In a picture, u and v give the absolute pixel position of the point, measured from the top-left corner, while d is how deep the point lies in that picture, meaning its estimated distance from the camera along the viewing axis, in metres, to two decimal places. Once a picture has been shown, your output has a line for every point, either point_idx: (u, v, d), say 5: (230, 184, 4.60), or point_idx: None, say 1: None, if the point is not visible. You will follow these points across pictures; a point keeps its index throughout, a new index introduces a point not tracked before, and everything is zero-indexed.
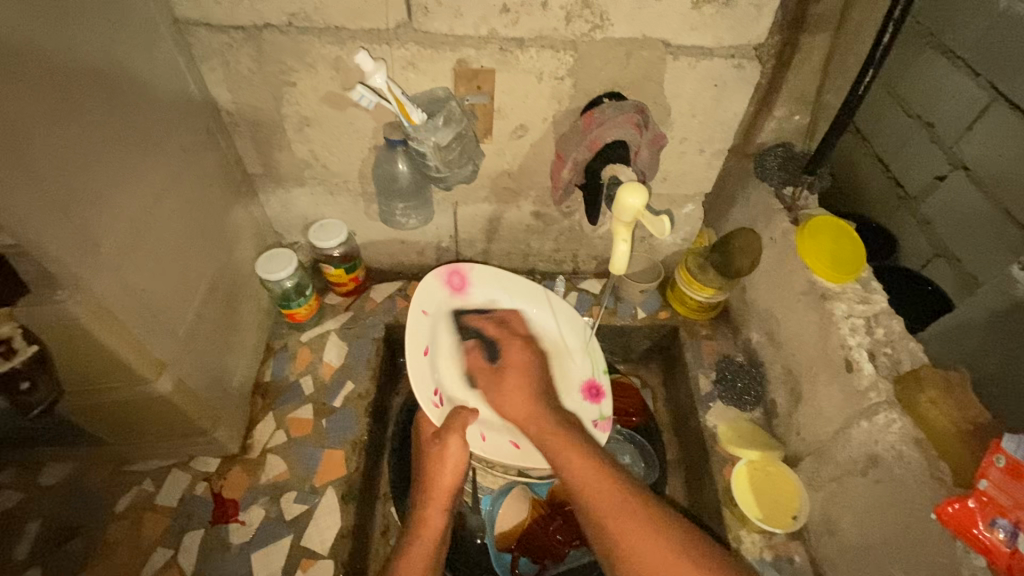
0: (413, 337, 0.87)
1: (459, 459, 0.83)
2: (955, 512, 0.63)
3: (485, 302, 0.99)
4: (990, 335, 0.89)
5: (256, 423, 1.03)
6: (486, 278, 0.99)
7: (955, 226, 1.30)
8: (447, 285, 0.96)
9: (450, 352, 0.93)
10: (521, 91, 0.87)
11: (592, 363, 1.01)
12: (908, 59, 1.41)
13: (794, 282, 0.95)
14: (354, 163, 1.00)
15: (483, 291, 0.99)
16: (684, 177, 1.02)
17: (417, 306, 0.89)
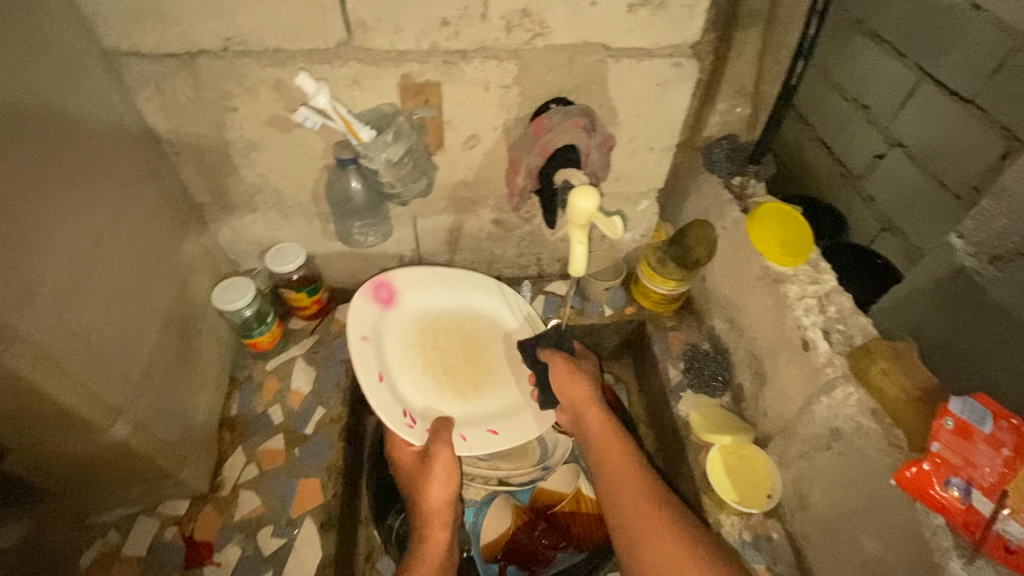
0: (365, 365, 0.92)
1: (447, 467, 0.89)
2: (913, 475, 0.66)
3: (416, 309, 1.04)
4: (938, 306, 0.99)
5: (225, 458, 1.00)
6: (406, 286, 1.04)
7: (899, 202, 1.33)
8: (378, 303, 1.00)
9: (401, 366, 0.97)
10: (469, 101, 0.87)
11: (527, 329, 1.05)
12: (838, 44, 1.45)
13: (748, 268, 0.98)
14: (306, 185, 0.98)
15: (409, 297, 1.04)
16: (636, 175, 1.04)
17: (357, 335, 0.94)
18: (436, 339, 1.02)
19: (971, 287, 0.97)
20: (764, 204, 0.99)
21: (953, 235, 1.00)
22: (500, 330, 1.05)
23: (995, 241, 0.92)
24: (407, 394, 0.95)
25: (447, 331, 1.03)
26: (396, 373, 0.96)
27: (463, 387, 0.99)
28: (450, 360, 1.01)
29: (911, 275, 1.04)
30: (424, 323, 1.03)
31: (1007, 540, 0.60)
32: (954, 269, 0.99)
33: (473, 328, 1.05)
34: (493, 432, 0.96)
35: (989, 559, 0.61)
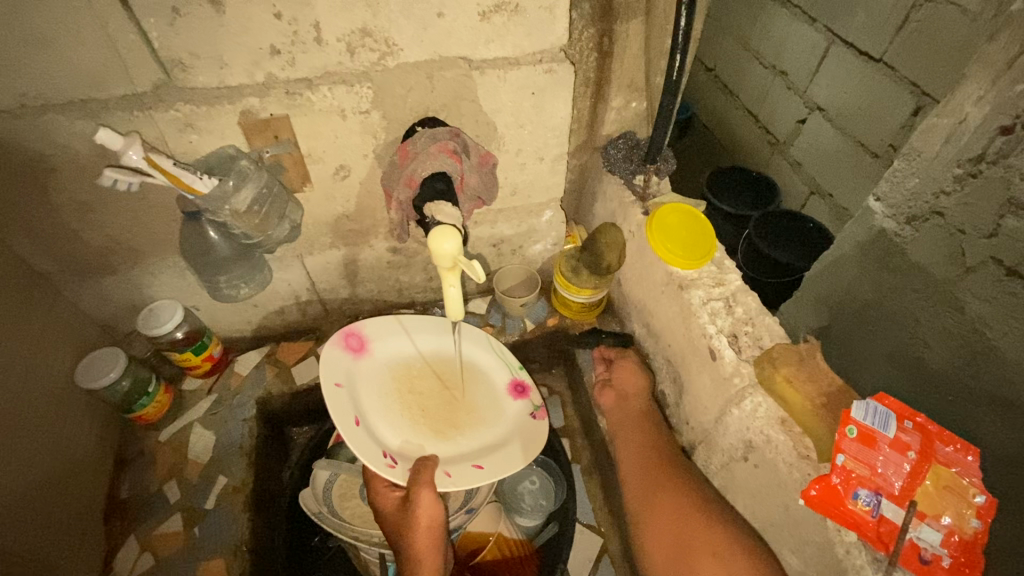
0: (337, 407, 0.82)
1: (433, 512, 0.78)
2: (825, 494, 0.62)
3: (389, 356, 0.96)
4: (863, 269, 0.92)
5: (115, 551, 0.90)
6: (377, 333, 0.96)
7: (828, 159, 1.84)
8: (348, 350, 0.92)
9: (377, 412, 0.88)
10: (327, 132, 0.78)
11: (507, 365, 1.00)
12: (758, 21, 2.02)
13: (655, 273, 0.94)
14: (165, 238, 0.88)
15: (384, 345, 0.97)
16: (532, 187, 0.98)
17: (329, 380, 0.85)
18: (413, 384, 0.95)
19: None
20: (662, 205, 0.95)
21: (869, 198, 0.90)
22: (481, 370, 1.00)
23: (910, 202, 0.83)
24: (386, 438, 0.86)
25: (425, 376, 0.96)
26: (372, 420, 0.87)
27: (446, 428, 0.91)
28: (430, 404, 0.93)
29: (842, 237, 0.95)
30: (399, 370, 0.96)
31: (920, 548, 0.60)
32: (875, 231, 0.89)
33: (450, 371, 0.98)
34: (478, 467, 0.86)
35: (905, 571, 0.59)
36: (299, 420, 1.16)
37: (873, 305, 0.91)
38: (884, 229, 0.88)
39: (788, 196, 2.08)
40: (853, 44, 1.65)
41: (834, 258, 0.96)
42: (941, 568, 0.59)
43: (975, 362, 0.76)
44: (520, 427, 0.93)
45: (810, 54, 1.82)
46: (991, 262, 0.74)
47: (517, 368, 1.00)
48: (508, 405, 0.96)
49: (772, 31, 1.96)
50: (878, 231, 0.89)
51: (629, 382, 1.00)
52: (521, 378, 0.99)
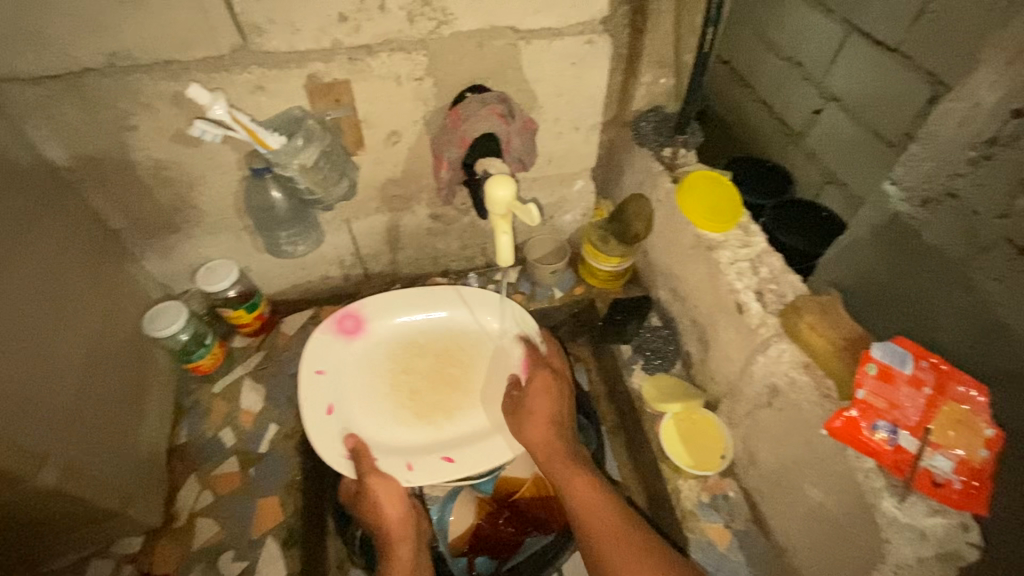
0: (310, 398, 0.92)
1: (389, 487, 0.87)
2: (844, 425, 0.68)
3: (386, 335, 1.02)
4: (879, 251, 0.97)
5: (178, 489, 0.97)
6: (375, 314, 1.02)
7: (842, 147, 1.89)
8: (342, 334, 1.00)
9: (357, 396, 0.96)
10: (383, 97, 0.85)
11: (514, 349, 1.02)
12: (776, 13, 2.06)
13: (683, 238, 0.99)
14: (226, 198, 0.95)
15: (381, 325, 1.03)
16: (566, 156, 1.04)
17: (310, 368, 0.94)
18: (405, 365, 1.00)
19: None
20: (692, 172, 1.01)
21: (885, 183, 0.94)
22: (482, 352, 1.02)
23: (924, 184, 0.86)
24: (362, 420, 0.94)
25: (420, 356, 1.01)
26: (351, 401, 0.95)
27: (430, 413, 0.96)
28: (417, 387, 0.99)
29: (853, 224, 1.01)
30: (394, 351, 1.01)
31: (933, 474, 0.65)
32: (889, 217, 0.94)
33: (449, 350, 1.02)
34: (447, 459, 0.91)
35: (920, 495, 0.65)
36: None
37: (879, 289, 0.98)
38: (899, 213, 0.92)
39: (805, 182, 2.12)
40: (871, 33, 1.69)
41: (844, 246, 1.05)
42: (953, 492, 0.64)
43: (991, 336, 0.80)
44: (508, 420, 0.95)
45: (827, 44, 1.86)
46: (1004, 244, 0.77)
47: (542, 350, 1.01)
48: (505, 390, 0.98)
49: (789, 21, 2.00)
50: (893, 216, 0.93)
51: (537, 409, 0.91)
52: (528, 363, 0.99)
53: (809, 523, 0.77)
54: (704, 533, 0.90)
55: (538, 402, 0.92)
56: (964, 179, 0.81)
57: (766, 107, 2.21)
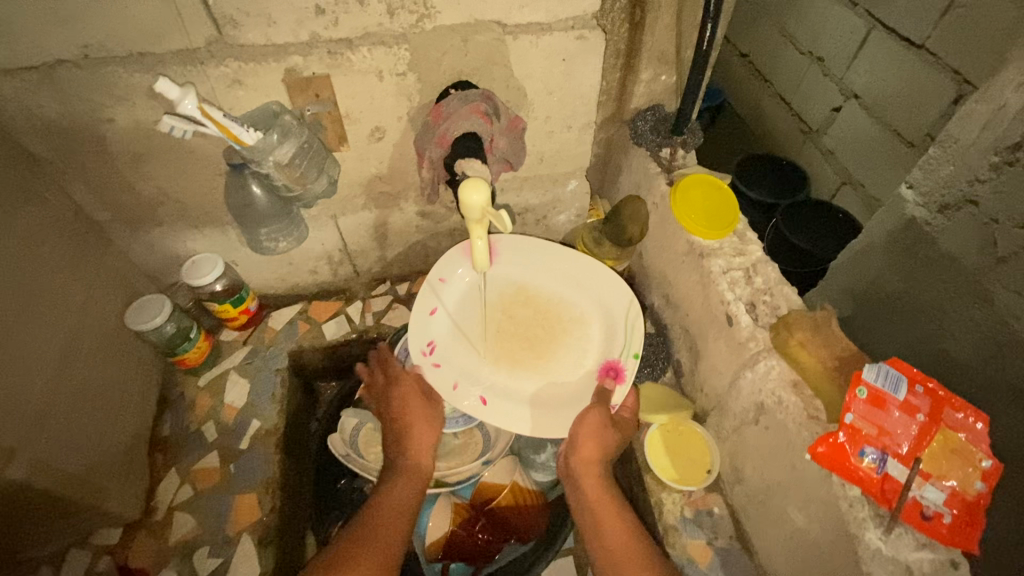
0: (422, 293, 0.95)
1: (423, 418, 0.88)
2: (828, 451, 0.65)
3: (511, 277, 1.00)
4: (887, 253, 1.05)
5: (158, 482, 0.97)
6: (511, 253, 1.01)
7: (860, 148, 1.83)
8: (476, 259, 0.99)
9: (459, 314, 0.96)
10: (365, 93, 0.82)
11: (618, 343, 0.91)
12: (795, 7, 1.99)
13: (676, 243, 0.96)
14: (209, 193, 0.94)
15: (511, 265, 1.00)
16: (559, 155, 1.01)
17: (434, 272, 0.96)
18: (514, 308, 0.97)
19: (920, 237, 1.00)
20: (687, 176, 0.97)
21: (902, 187, 1.03)
22: (586, 332, 0.95)
23: (943, 190, 0.94)
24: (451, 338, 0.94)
25: (532, 308, 0.97)
26: (451, 317, 0.96)
27: (510, 361, 0.92)
28: (514, 334, 0.95)
29: (868, 229, 1.10)
30: (511, 293, 0.99)
31: (922, 506, 0.62)
32: (904, 221, 1.02)
33: (557, 316, 0.96)
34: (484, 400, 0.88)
35: (906, 527, 0.62)
36: (327, 375, 1.22)
37: (901, 294, 1.03)
38: (912, 218, 1.01)
39: (819, 182, 2.05)
40: (895, 29, 1.62)
41: (856, 252, 1.13)
42: (942, 526, 0.61)
43: (1006, 351, 0.85)
44: (579, 402, 0.87)
45: (849, 40, 1.78)
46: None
47: (629, 354, 0.88)
48: (587, 378, 0.90)
49: (810, 15, 1.93)
50: (907, 220, 1.02)
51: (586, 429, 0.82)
52: (621, 364, 0.88)
53: (791, 547, 0.74)
54: (685, 550, 0.86)
55: (588, 445, 0.81)
56: (984, 186, 0.88)
57: (785, 104, 2.15)
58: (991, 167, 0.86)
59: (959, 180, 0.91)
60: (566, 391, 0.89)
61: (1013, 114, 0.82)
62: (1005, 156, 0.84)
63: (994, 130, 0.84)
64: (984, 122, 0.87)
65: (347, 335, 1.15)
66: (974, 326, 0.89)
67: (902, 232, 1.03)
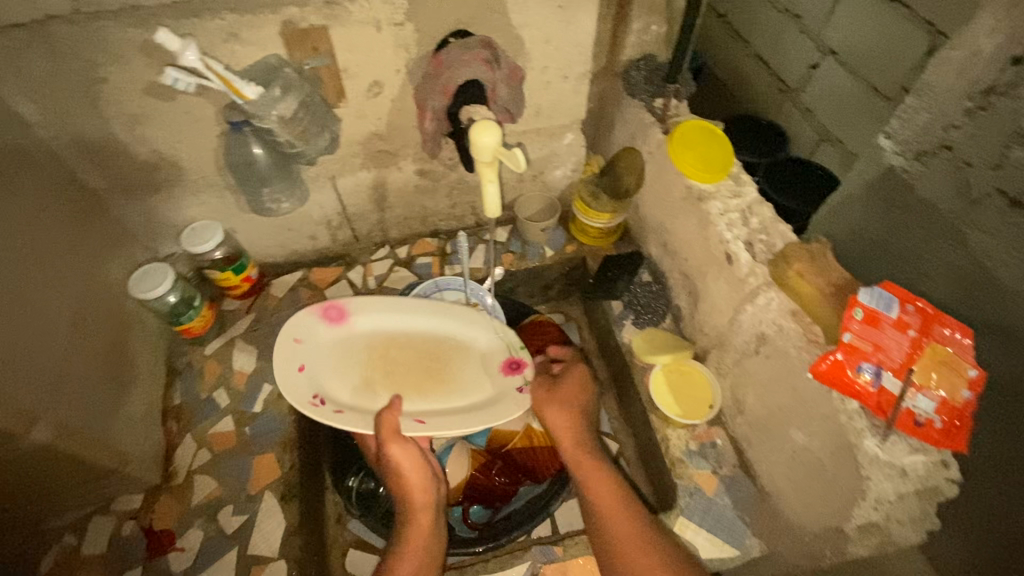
0: (282, 363, 0.87)
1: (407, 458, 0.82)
2: (828, 368, 0.69)
3: (368, 327, 0.96)
4: (867, 206, 1.02)
5: (175, 447, 0.98)
6: (359, 303, 0.96)
7: (837, 102, 1.87)
8: (326, 319, 0.94)
9: (333, 368, 0.91)
10: (362, 44, 0.82)
11: (506, 342, 0.95)
12: None
13: (673, 189, 0.98)
14: (206, 155, 0.92)
15: (364, 317, 0.96)
16: (555, 108, 1.02)
17: (287, 334, 0.90)
18: (390, 351, 0.94)
19: (898, 185, 0.96)
20: (683, 123, 0.98)
21: (880, 137, 0.99)
22: (469, 352, 0.96)
23: (920, 138, 0.91)
24: (336, 392, 0.89)
25: (407, 346, 0.95)
26: (324, 378, 0.90)
27: (411, 393, 0.90)
28: (403, 369, 0.93)
29: (846, 180, 1.06)
30: (378, 338, 0.95)
31: (915, 414, 0.66)
32: (883, 169, 0.99)
33: (436, 348, 0.95)
34: (418, 420, 0.85)
35: (901, 434, 0.66)
36: None
37: (885, 242, 1.00)
38: (891, 165, 0.97)
39: (800, 138, 2.09)
40: None
41: (837, 204, 1.09)
42: (933, 431, 0.66)
43: (975, 292, 0.84)
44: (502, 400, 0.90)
45: None
46: (997, 194, 0.80)
47: (519, 347, 0.95)
48: (494, 383, 0.92)
49: None
50: (886, 168, 0.98)
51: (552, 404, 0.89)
52: (519, 356, 0.94)
53: (794, 465, 0.79)
54: (692, 479, 0.92)
55: (550, 415, 0.89)
56: (958, 131, 0.84)
57: (763, 63, 2.16)
58: (965, 112, 0.83)
59: (934, 126, 0.88)
60: (479, 399, 0.91)
61: (990, 57, 0.79)
62: (977, 101, 0.81)
63: None
64: (959, 70, 0.84)
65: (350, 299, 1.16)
66: (951, 268, 0.88)
67: (880, 181, 0.99)
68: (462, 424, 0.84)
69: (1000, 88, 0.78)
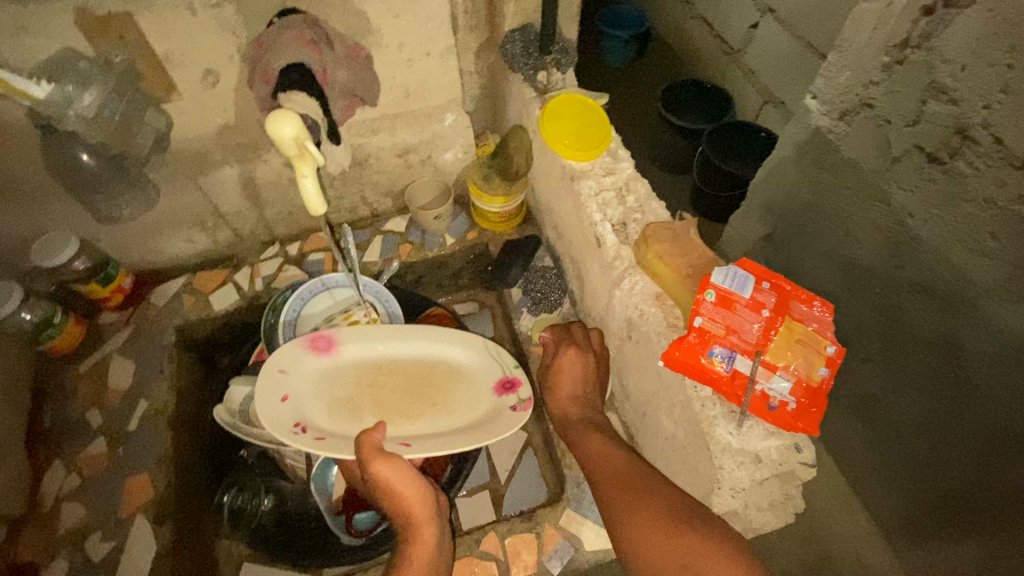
0: (265, 389, 0.83)
1: (400, 474, 0.72)
2: (681, 354, 0.65)
3: (359, 358, 0.93)
4: (800, 167, 1.06)
5: (42, 475, 0.92)
6: (348, 331, 0.93)
7: (775, 64, 1.81)
8: (313, 349, 0.90)
9: (319, 400, 0.87)
10: (178, 29, 0.74)
11: (498, 363, 0.91)
12: None
13: (554, 168, 0.93)
14: (36, 161, 0.85)
15: (354, 347, 0.93)
16: (426, 87, 0.98)
17: (272, 365, 0.86)
18: (379, 379, 0.90)
19: (825, 146, 1.00)
20: (558, 97, 0.93)
21: (806, 98, 1.02)
22: (462, 378, 0.92)
23: (841, 96, 0.94)
24: (321, 420, 0.85)
25: (398, 374, 0.91)
26: (310, 409, 0.86)
27: (400, 419, 0.86)
28: (392, 398, 0.89)
29: (782, 139, 1.09)
30: (368, 368, 0.92)
31: (768, 397, 0.63)
32: (811, 130, 1.02)
33: (428, 375, 0.92)
34: (404, 444, 0.81)
35: (755, 418, 0.64)
36: (226, 347, 1.17)
37: (815, 207, 1.05)
38: (819, 127, 1.00)
39: (742, 104, 2.04)
40: None
41: (770, 164, 1.13)
42: (787, 413, 0.63)
43: (902, 249, 0.87)
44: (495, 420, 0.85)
45: None
46: (915, 151, 0.83)
47: (513, 366, 0.90)
48: (485, 404, 0.88)
49: None
50: (813, 130, 1.01)
51: (569, 372, 0.81)
52: (513, 375, 0.89)
53: (668, 452, 0.77)
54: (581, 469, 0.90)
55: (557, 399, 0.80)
56: (878, 88, 0.88)
57: (707, 26, 2.10)
58: (883, 67, 0.86)
59: (856, 85, 0.92)
60: (470, 422, 0.86)
61: (904, 10, 0.81)
62: (895, 55, 0.84)
63: (885, 31, 0.85)
64: (874, 25, 0.87)
65: (236, 303, 1.10)
66: (876, 230, 0.92)
67: (809, 143, 1.03)
68: (449, 446, 0.79)
69: (913, 41, 0.81)
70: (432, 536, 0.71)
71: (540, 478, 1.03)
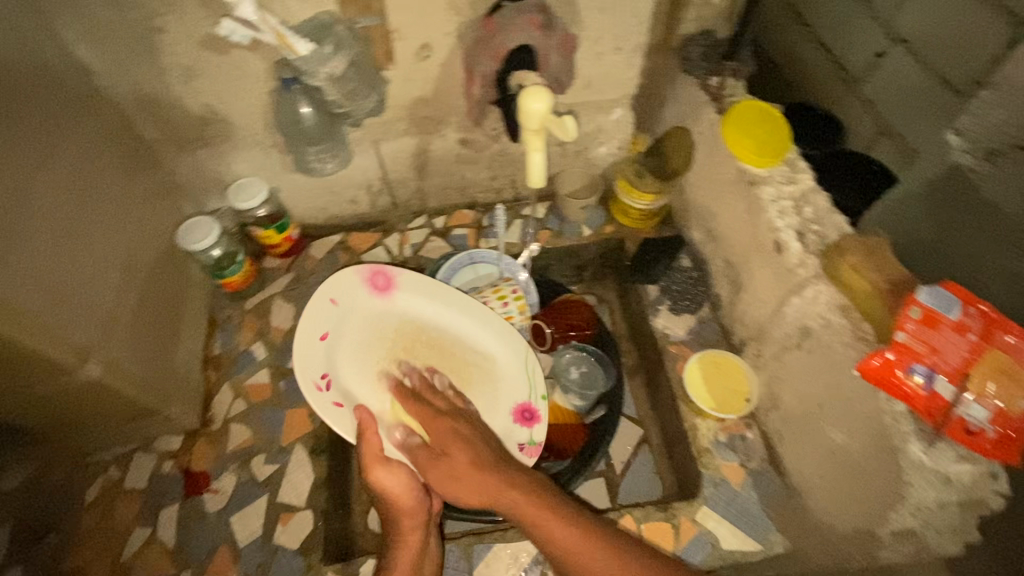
0: (313, 318, 0.86)
1: (398, 482, 0.76)
2: (879, 365, 0.66)
3: (405, 312, 0.94)
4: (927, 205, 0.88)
5: (212, 396, 1.02)
6: (409, 285, 0.94)
7: None
8: (371, 286, 0.93)
9: (354, 344, 0.90)
10: (414, 5, 0.81)
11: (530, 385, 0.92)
12: None
13: (724, 172, 0.94)
14: (254, 111, 0.94)
15: (406, 300, 0.95)
16: (606, 81, 1.02)
17: (326, 293, 0.88)
18: (413, 347, 0.92)
19: (963, 186, 0.85)
20: (739, 103, 0.93)
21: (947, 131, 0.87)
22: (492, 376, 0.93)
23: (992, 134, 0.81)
24: (347, 372, 0.87)
25: (432, 350, 0.92)
26: (344, 349, 0.89)
27: None
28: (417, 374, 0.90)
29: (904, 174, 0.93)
30: (409, 329, 0.93)
31: (967, 423, 0.62)
32: (947, 167, 0.87)
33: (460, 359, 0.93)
34: (408, 447, 0.83)
35: (950, 441, 0.63)
36: None
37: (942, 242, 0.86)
38: (959, 164, 0.86)
39: None
40: None
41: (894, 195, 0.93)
42: (986, 441, 0.61)
43: None
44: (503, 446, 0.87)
45: None
46: None
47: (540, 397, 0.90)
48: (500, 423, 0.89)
49: None
50: (951, 167, 0.87)
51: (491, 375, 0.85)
52: (536, 406, 0.90)
53: (826, 464, 0.79)
54: (718, 470, 0.91)
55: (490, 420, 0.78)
56: None
57: None
58: None
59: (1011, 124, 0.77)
60: None
61: None
62: None
63: None
64: None
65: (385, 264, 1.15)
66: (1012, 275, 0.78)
67: (942, 179, 0.87)
68: None
69: None
70: (419, 545, 0.76)
71: (655, 476, 1.02)
